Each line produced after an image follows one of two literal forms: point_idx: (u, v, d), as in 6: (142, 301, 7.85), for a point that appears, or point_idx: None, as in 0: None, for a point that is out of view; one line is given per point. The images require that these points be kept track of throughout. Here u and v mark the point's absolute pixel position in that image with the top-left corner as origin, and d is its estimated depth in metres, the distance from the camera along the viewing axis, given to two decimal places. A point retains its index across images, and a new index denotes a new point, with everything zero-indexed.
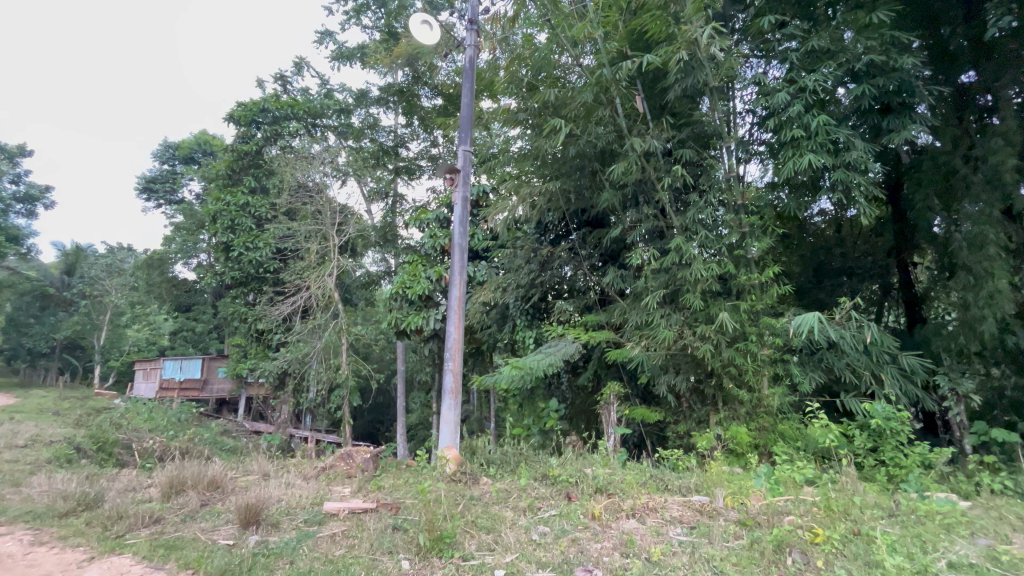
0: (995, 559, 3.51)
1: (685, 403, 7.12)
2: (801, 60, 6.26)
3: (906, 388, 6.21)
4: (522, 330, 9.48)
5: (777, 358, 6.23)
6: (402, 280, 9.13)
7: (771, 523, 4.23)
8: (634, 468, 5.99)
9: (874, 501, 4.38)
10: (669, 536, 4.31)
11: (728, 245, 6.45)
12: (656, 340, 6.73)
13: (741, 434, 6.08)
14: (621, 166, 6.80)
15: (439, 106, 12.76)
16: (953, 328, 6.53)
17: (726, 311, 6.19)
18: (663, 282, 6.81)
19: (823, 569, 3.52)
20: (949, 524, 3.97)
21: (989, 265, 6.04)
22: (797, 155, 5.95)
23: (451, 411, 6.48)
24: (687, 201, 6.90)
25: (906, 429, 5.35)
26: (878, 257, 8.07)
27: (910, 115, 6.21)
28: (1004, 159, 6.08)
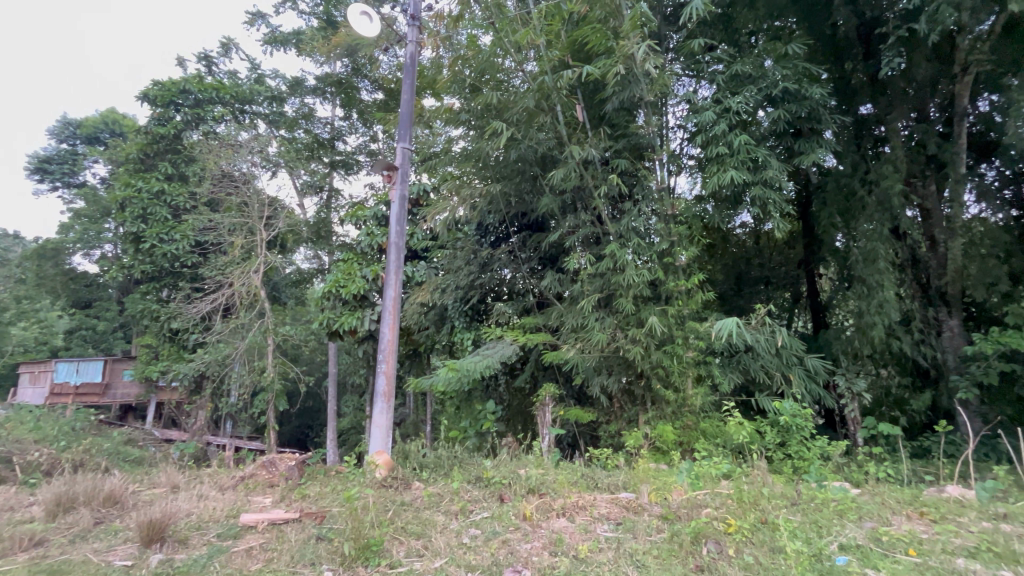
0: (877, 540, 3.93)
1: (617, 404, 7.40)
2: (727, 83, 6.73)
3: (811, 388, 6.81)
4: (460, 332, 9.41)
5: (700, 360, 6.64)
6: (336, 279, 8.77)
7: (690, 515, 4.46)
8: (566, 468, 6.12)
9: (780, 493, 4.75)
10: (596, 533, 4.44)
11: (658, 253, 6.79)
12: (590, 342, 6.95)
13: (666, 432, 6.41)
14: (561, 172, 6.96)
15: (380, 100, 12.54)
16: (850, 334, 7.27)
17: (656, 315, 6.52)
18: (598, 286, 7.05)
19: (735, 557, 3.77)
20: (841, 510, 4.40)
21: (879, 278, 6.78)
22: (721, 171, 6.38)
23: (383, 414, 6.31)
24: (622, 209, 7.19)
25: (809, 425, 5.88)
26: (790, 268, 8.81)
27: (818, 140, 6.82)
28: (893, 184, 6.85)
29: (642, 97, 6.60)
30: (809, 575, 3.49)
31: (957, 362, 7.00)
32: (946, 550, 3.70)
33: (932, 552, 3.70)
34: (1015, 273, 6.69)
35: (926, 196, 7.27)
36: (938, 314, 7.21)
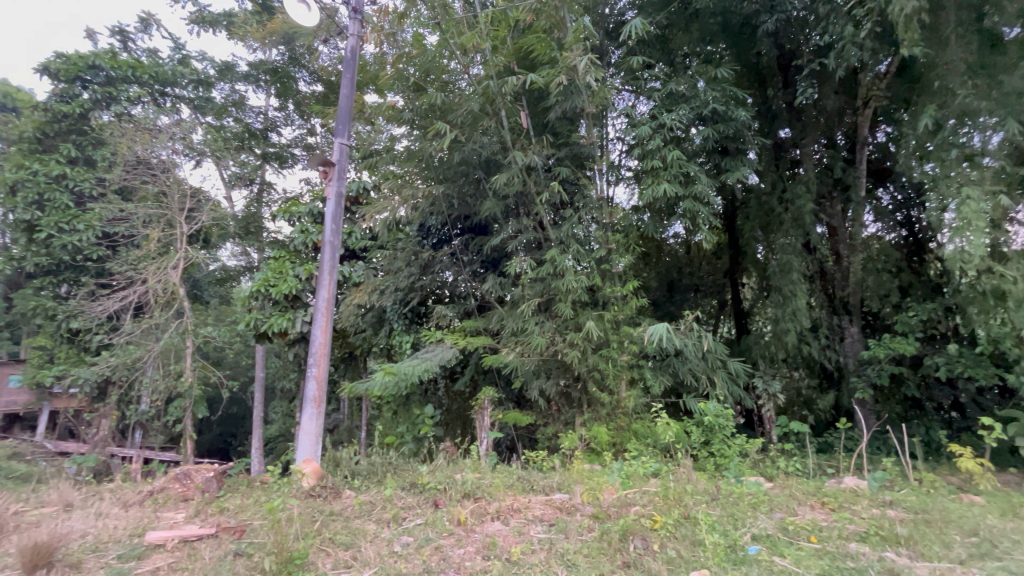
0: (784, 530, 4.26)
1: (555, 406, 7.54)
2: (662, 100, 7.09)
3: (734, 390, 7.28)
4: (399, 335, 9.19)
5: (633, 364, 6.92)
6: (265, 278, 8.28)
7: (619, 514, 4.61)
8: (503, 471, 6.14)
9: (702, 489, 5.03)
10: (530, 535, 4.48)
11: (597, 259, 7.01)
12: (529, 346, 7.04)
13: (601, 434, 6.62)
14: (504, 177, 7.01)
15: (319, 93, 12.05)
16: (768, 339, 7.86)
17: (593, 320, 6.72)
18: (538, 291, 7.17)
19: (659, 552, 3.94)
20: (754, 503, 4.74)
21: (792, 288, 7.42)
22: (656, 183, 6.70)
23: (312, 421, 6.02)
24: (563, 216, 7.35)
25: (730, 424, 6.31)
26: (717, 277, 9.40)
27: (742, 159, 7.34)
28: (805, 203, 7.52)
29: (583, 108, 6.80)
30: (725, 564, 3.73)
31: (856, 365, 7.76)
32: (842, 535, 4.08)
33: (830, 538, 4.07)
34: (904, 286, 7.53)
35: (833, 215, 8.01)
36: (841, 322, 7.96)
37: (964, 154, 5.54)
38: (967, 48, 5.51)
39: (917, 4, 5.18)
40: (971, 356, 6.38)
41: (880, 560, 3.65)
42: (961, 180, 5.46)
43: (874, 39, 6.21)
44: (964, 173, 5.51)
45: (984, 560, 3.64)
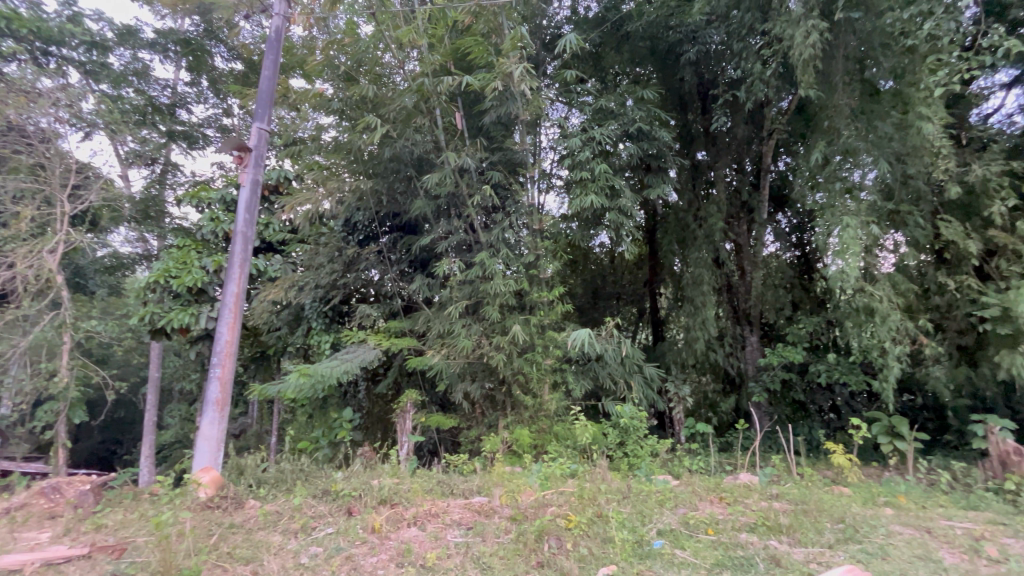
0: (685, 523, 4.56)
1: (479, 409, 7.56)
2: (593, 115, 7.40)
3: (648, 394, 7.68)
4: (317, 334, 8.73)
5: (556, 368, 7.10)
6: (166, 268, 7.50)
7: (536, 515, 4.68)
8: (422, 475, 6.03)
9: (614, 488, 5.27)
10: (446, 540, 4.43)
11: (525, 264, 7.13)
12: (455, 348, 7.01)
13: (522, 436, 6.74)
14: (436, 177, 6.92)
15: (238, 71, 11.21)
16: (681, 346, 8.42)
17: (519, 324, 6.84)
18: (466, 293, 7.18)
19: (572, 551, 4.06)
20: (661, 500, 5.05)
21: (703, 299, 8.07)
22: (584, 194, 6.95)
23: (213, 425, 5.55)
24: (494, 219, 7.41)
25: (644, 426, 6.67)
26: (638, 286, 9.90)
27: (664, 177, 7.79)
28: (715, 222, 8.20)
29: (517, 115, 6.90)
30: (631, 559, 3.94)
31: (754, 371, 8.53)
32: (734, 527, 4.45)
33: (724, 530, 4.43)
34: (795, 301, 8.39)
35: (739, 234, 8.74)
36: (743, 332, 8.70)
37: (846, 187, 6.31)
38: (851, 94, 6.28)
39: (812, 52, 5.86)
40: (845, 365, 7.27)
41: (765, 548, 4.03)
42: (843, 210, 6.22)
43: (778, 78, 6.92)
44: (845, 204, 6.29)
45: (848, 543, 4.15)
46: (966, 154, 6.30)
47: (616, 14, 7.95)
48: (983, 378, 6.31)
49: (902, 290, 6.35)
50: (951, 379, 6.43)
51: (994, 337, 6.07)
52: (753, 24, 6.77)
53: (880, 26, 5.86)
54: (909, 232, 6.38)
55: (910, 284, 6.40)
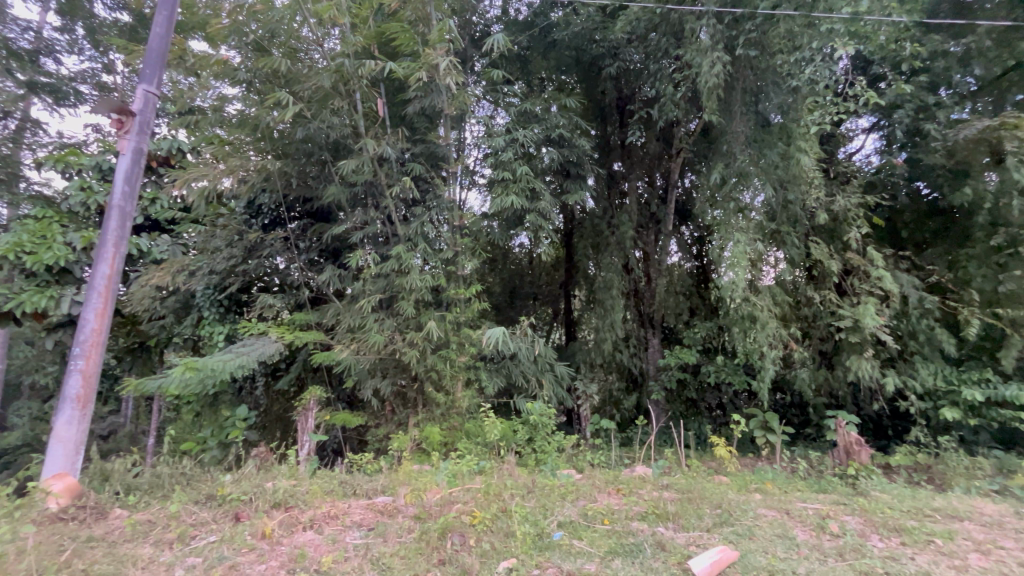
0: (584, 515, 4.77)
1: (388, 407, 7.39)
2: (517, 116, 7.51)
3: (558, 392, 7.90)
4: (210, 325, 7.96)
5: (470, 365, 7.10)
6: (18, 242, 6.38)
7: (441, 512, 4.66)
8: (323, 476, 5.73)
9: (519, 483, 5.39)
10: (345, 542, 4.25)
11: (444, 260, 7.05)
12: (367, 343, 6.79)
13: (432, 434, 6.68)
14: (352, 164, 6.63)
15: (124, 23, 9.85)
16: (591, 345, 8.83)
17: (434, 320, 6.77)
18: (381, 287, 6.97)
19: (474, 547, 4.09)
20: (563, 493, 5.26)
21: (612, 302, 8.58)
22: (505, 194, 7.03)
23: (71, 426, 4.82)
24: (413, 212, 7.26)
25: (551, 422, 6.88)
26: (554, 287, 10.21)
27: (582, 183, 8.09)
28: (625, 230, 8.74)
29: (442, 108, 6.81)
30: (531, 551, 4.06)
31: (654, 371, 9.10)
32: (627, 516, 4.75)
33: (619, 519, 4.70)
34: (692, 307, 9.07)
35: (648, 242, 9.29)
36: (646, 334, 9.27)
37: (739, 207, 7.01)
38: (747, 123, 6.96)
39: (716, 81, 6.44)
40: (731, 366, 8.06)
41: (653, 534, 4.35)
42: (735, 227, 6.92)
43: (686, 102, 7.50)
44: (738, 221, 6.97)
45: (723, 526, 4.61)
46: (833, 186, 7.27)
47: (544, 21, 8.15)
48: (837, 379, 7.34)
49: (779, 301, 7.18)
50: (813, 380, 7.39)
51: (846, 344, 7.09)
52: (667, 48, 7.26)
53: (772, 66, 6.60)
54: (787, 250, 7.22)
55: (785, 296, 7.23)
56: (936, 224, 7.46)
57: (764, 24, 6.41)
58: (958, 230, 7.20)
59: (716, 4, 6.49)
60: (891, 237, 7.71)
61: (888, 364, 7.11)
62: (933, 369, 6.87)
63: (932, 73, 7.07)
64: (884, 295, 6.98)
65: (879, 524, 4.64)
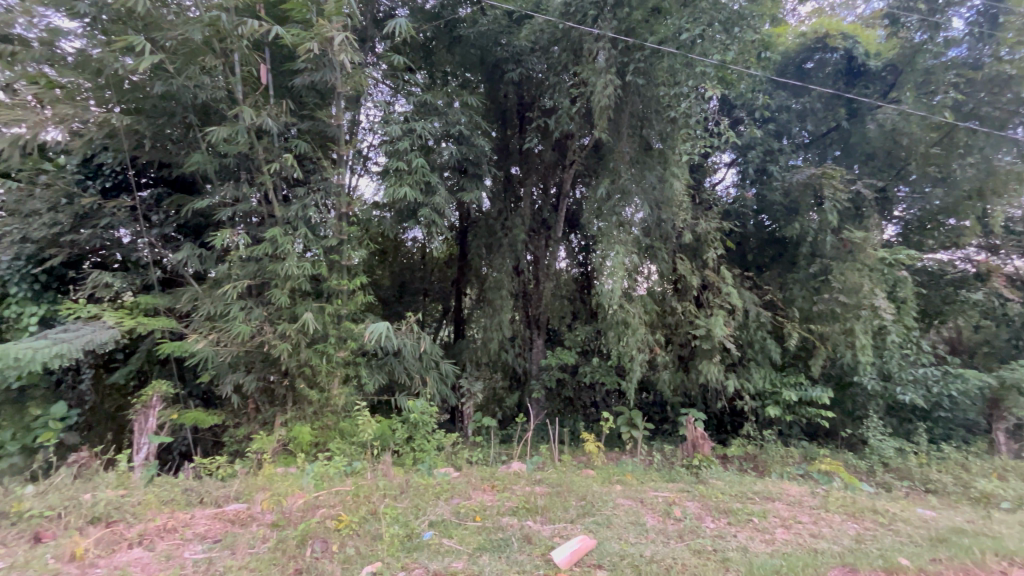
0: (456, 513, 4.75)
1: (252, 405, 6.71)
2: (417, 107, 7.29)
3: (442, 390, 7.60)
4: (18, 304, 6.50)
5: (349, 361, 6.70)
6: None
7: (303, 518, 4.32)
8: (162, 483, 5.00)
9: (393, 483, 5.21)
10: (182, 558, 3.73)
11: (326, 248, 6.57)
12: (229, 334, 6.08)
13: (302, 434, 6.21)
14: (224, 132, 5.89)
15: None
16: (478, 343, 8.90)
17: (311, 312, 6.28)
18: (250, 272, 6.30)
19: (337, 553, 3.87)
20: (438, 492, 5.19)
21: (501, 302, 8.75)
22: (398, 185, 6.76)
23: None
24: (295, 193, 6.68)
25: (432, 420, 6.81)
26: (445, 284, 10.07)
27: (478, 182, 7.94)
28: (517, 233, 8.94)
29: (334, 86, 6.32)
30: (398, 554, 3.93)
31: (536, 371, 9.36)
32: (498, 512, 4.84)
33: (490, 516, 4.76)
34: (575, 311, 9.46)
35: (538, 247, 9.45)
36: (531, 334, 9.47)
37: (620, 220, 7.59)
38: (632, 145, 7.55)
39: (608, 101, 6.90)
40: (604, 367, 8.67)
41: (521, 528, 4.49)
42: (616, 239, 7.47)
43: (581, 117, 7.86)
44: (619, 234, 7.53)
45: (586, 516, 4.92)
46: (698, 211, 8.18)
47: (451, 15, 8.06)
48: (691, 381, 8.18)
49: (649, 310, 7.90)
50: (672, 381, 8.24)
51: (700, 350, 8.01)
52: (567, 63, 7.57)
53: (656, 96, 7.22)
54: (658, 264, 7.96)
55: (654, 305, 7.97)
56: (774, 251, 8.73)
57: (651, 57, 6.96)
58: (789, 257, 8.53)
59: (612, 30, 6.92)
60: (740, 259, 8.89)
61: (731, 368, 8.20)
62: (764, 373, 8.08)
63: (779, 123, 8.26)
64: (731, 309, 8.04)
65: (712, 508, 5.32)
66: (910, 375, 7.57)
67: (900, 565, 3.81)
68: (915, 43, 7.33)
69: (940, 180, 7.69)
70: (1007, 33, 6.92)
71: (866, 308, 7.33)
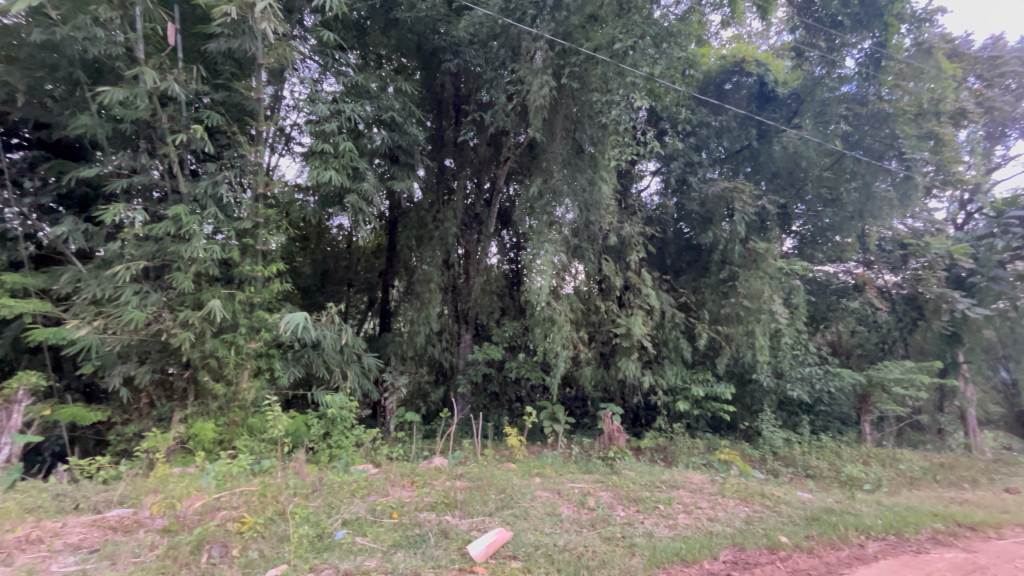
0: (372, 510, 4.59)
1: (145, 399, 6.07)
2: (347, 88, 6.95)
3: (363, 384, 7.21)
4: None
5: (261, 352, 6.24)
6: None
7: (199, 522, 3.98)
8: (28, 489, 4.38)
9: (304, 482, 4.95)
10: (49, 572, 3.29)
11: (239, 230, 6.07)
12: (119, 321, 5.46)
13: (203, 431, 5.71)
14: (120, 94, 5.23)
15: None
16: (403, 337, 8.69)
17: (218, 299, 5.78)
18: (147, 253, 5.68)
19: (237, 558, 3.62)
20: (354, 489, 5.00)
21: (429, 296, 8.58)
22: (323, 168, 6.40)
23: None
24: (204, 168, 6.10)
25: (352, 415, 6.50)
26: (371, 275, 9.68)
27: (410, 170, 7.65)
28: (448, 227, 8.79)
29: (254, 55, 5.82)
30: (306, 555, 3.74)
31: (462, 366, 9.27)
32: (416, 508, 4.76)
33: (407, 512, 4.67)
34: (504, 307, 9.45)
35: (469, 242, 9.36)
36: (459, 329, 9.37)
37: (551, 220, 7.74)
38: (564, 146, 7.73)
39: (543, 102, 7.01)
40: (530, 363, 8.80)
41: (438, 523, 4.45)
42: (546, 238, 7.63)
43: (516, 115, 7.88)
44: (549, 233, 7.69)
45: (504, 509, 4.98)
46: (623, 215, 8.53)
47: None
48: (610, 377, 8.54)
49: (574, 308, 8.14)
50: (593, 377, 8.56)
51: (620, 348, 8.38)
52: (505, 59, 7.57)
53: (589, 101, 7.43)
54: (585, 264, 8.22)
55: (579, 304, 8.22)
56: (689, 257, 9.30)
57: (586, 62, 7.17)
58: (702, 264, 9.15)
59: (550, 32, 7.03)
60: (659, 263, 9.40)
61: (647, 365, 8.67)
62: (677, 370, 8.64)
63: (699, 137, 8.80)
64: (650, 310, 8.50)
65: (624, 497, 5.62)
66: (799, 373, 8.46)
67: (781, 543, 4.24)
68: (816, 75, 8.22)
69: (830, 201, 8.66)
70: (887, 75, 7.99)
71: (765, 312, 8.09)
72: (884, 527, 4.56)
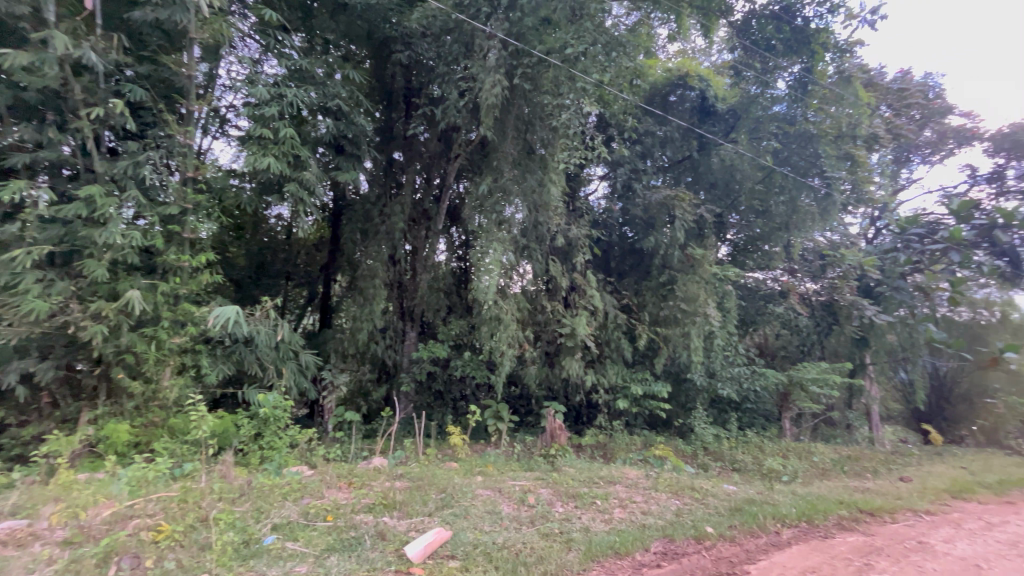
0: (305, 514, 4.40)
1: (46, 399, 5.48)
2: (289, 72, 6.62)
3: (300, 383, 6.87)
4: None
5: (186, 348, 5.80)
6: None
7: (108, 532, 3.66)
8: None
9: (231, 486, 4.67)
10: None
11: (163, 216, 5.62)
12: (17, 311, 4.90)
13: (117, 432, 5.24)
14: (23, 59, 4.69)
15: None
16: (345, 334, 8.39)
17: (137, 290, 5.32)
18: (54, 237, 5.13)
19: (151, 569, 3.36)
20: (286, 492, 4.77)
21: (374, 292, 8.31)
22: (261, 154, 6.05)
23: None
24: (123, 147, 5.59)
25: (287, 415, 6.15)
26: (311, 268, 9.26)
27: (356, 161, 7.38)
28: (395, 221, 8.57)
29: (185, 28, 5.40)
30: (230, 564, 3.54)
31: (406, 364, 9.08)
32: (353, 510, 4.61)
33: (343, 514, 4.52)
34: (451, 305, 9.29)
35: (417, 237, 9.17)
36: (404, 327, 9.17)
37: (499, 219, 7.76)
38: (515, 147, 7.78)
39: (495, 100, 7.01)
40: (475, 362, 8.77)
41: (375, 525, 4.34)
42: (494, 237, 7.64)
43: (467, 112, 7.83)
44: (497, 231, 7.70)
45: (445, 508, 4.94)
46: (570, 217, 8.68)
47: None
48: (554, 376, 8.68)
49: (521, 307, 8.20)
50: (537, 376, 8.66)
51: (564, 347, 8.54)
52: (457, 55, 7.49)
53: (540, 103, 7.51)
54: (533, 264, 8.30)
55: (526, 304, 8.29)
56: (632, 260, 9.59)
57: (537, 65, 7.25)
58: (644, 268, 9.50)
59: (503, 32, 7.05)
60: (604, 266, 9.67)
61: (590, 364, 8.90)
62: (618, 369, 8.93)
63: (644, 145, 9.12)
64: (594, 311, 8.72)
65: (563, 493, 5.74)
66: (729, 373, 9.01)
67: (707, 533, 4.50)
68: (751, 94, 8.86)
69: (760, 213, 9.28)
70: (813, 99, 8.67)
71: (700, 315, 8.56)
72: (797, 515, 4.95)
